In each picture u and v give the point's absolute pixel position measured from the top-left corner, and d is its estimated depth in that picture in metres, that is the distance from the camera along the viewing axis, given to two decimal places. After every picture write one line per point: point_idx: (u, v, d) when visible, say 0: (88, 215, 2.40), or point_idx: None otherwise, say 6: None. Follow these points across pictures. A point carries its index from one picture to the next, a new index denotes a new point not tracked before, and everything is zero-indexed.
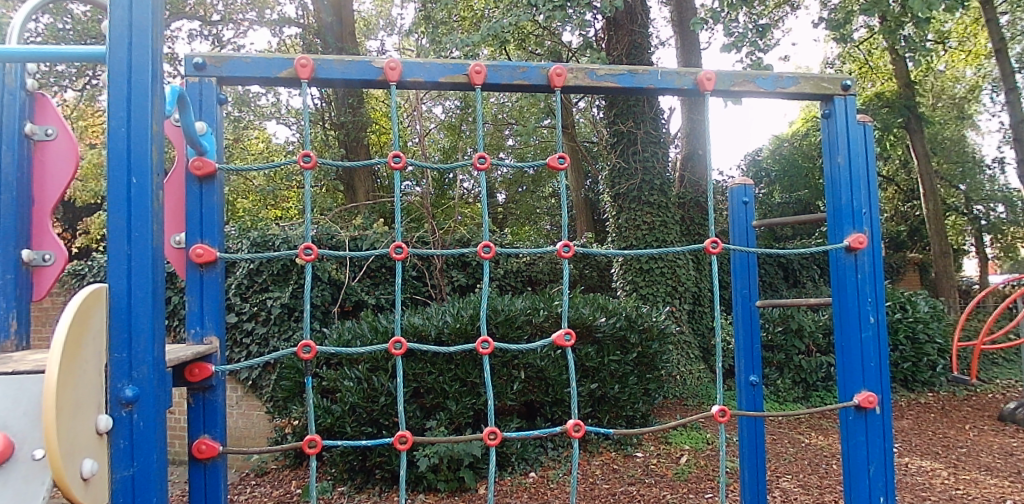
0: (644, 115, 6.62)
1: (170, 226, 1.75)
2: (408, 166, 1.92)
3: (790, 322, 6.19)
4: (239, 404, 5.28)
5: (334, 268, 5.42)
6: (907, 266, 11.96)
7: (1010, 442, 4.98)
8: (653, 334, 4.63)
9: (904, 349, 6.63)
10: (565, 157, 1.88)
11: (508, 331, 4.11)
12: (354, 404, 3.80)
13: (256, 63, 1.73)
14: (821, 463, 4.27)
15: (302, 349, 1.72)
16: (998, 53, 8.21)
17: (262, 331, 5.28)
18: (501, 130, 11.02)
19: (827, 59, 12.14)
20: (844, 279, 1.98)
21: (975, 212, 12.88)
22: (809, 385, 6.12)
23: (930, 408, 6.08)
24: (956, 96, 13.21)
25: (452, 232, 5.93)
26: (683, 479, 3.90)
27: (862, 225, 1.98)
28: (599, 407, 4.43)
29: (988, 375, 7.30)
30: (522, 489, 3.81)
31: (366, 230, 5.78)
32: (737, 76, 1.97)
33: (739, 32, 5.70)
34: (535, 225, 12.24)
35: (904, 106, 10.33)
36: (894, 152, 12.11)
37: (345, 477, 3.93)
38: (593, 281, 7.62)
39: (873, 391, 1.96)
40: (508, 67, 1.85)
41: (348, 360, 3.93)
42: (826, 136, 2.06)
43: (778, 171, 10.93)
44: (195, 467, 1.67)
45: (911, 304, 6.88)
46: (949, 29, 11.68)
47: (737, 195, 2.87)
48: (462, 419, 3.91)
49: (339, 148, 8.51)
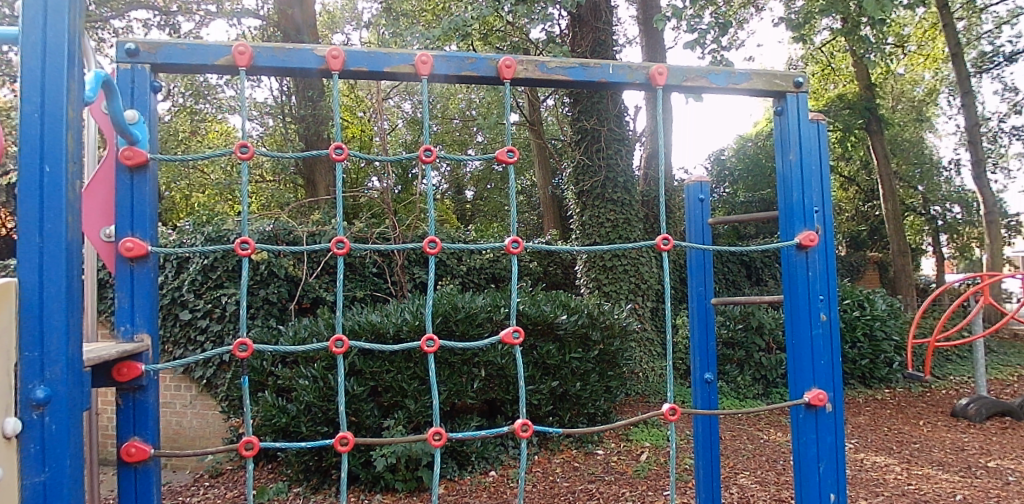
0: (608, 112, 6.63)
1: (100, 220, 1.67)
2: (352, 159, 1.84)
3: (750, 320, 6.33)
4: (194, 402, 5.14)
5: (291, 264, 5.33)
6: (866, 265, 12.13)
7: (962, 438, 5.11)
8: (615, 331, 4.64)
9: (862, 346, 6.80)
10: (513, 150, 1.83)
11: (468, 329, 4.08)
12: (309, 403, 3.71)
13: (192, 49, 1.66)
14: (778, 459, 4.35)
15: (238, 348, 1.63)
16: (955, 58, 8.49)
17: (217, 328, 5.15)
18: (468, 125, 11.06)
19: (791, 61, 12.41)
20: (796, 276, 1.99)
21: (932, 212, 13.44)
22: (769, 382, 6.23)
23: (887, 405, 6.25)
24: (915, 98, 13.64)
25: (414, 228, 5.88)
26: (643, 476, 3.91)
27: (812, 223, 2.00)
28: (560, 405, 4.44)
29: (943, 372, 7.56)
30: (481, 488, 3.78)
31: (325, 226, 5.70)
32: (689, 71, 1.97)
33: (700, 29, 5.76)
34: (502, 222, 12.28)
35: (864, 108, 10.57)
36: (856, 153, 12.46)
37: (301, 478, 3.84)
38: (557, 278, 7.67)
39: (823, 389, 1.98)
40: (455, 58, 1.80)
41: (304, 358, 3.85)
42: (778, 133, 2.08)
43: (740, 171, 11.19)
44: (125, 470, 1.60)
45: (869, 302, 7.08)
46: (908, 33, 11.95)
47: (693, 192, 2.87)
48: (421, 419, 3.86)
49: (300, 143, 8.39)
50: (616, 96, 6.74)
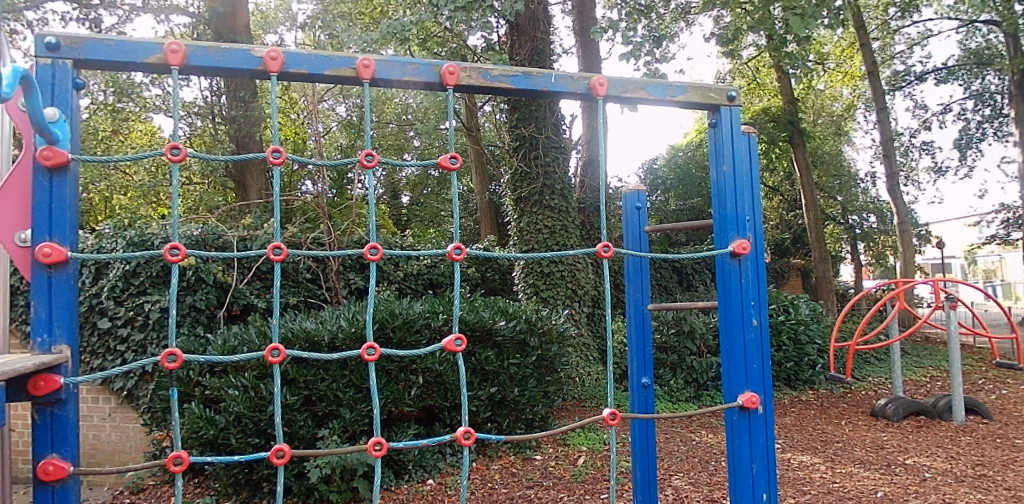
0: (546, 120, 6.78)
1: (13, 223, 1.56)
2: (291, 163, 1.80)
3: (683, 324, 6.54)
4: (113, 416, 4.84)
5: (220, 270, 5.12)
6: (789, 271, 12.84)
7: (881, 436, 5.40)
8: (552, 337, 4.70)
9: (787, 349, 7.18)
10: (455, 157, 1.84)
11: (406, 336, 4.04)
12: (239, 414, 3.58)
13: (119, 46, 1.59)
14: (710, 460, 4.52)
15: (167, 357, 1.57)
16: (871, 76, 9.15)
17: (138, 337, 4.87)
18: (405, 130, 10.99)
19: (720, 75, 13.01)
20: (730, 282, 2.09)
21: (850, 221, 14.35)
22: (700, 385, 6.47)
23: (811, 405, 6.62)
24: (834, 113, 14.56)
25: (350, 234, 5.78)
26: (580, 480, 3.97)
27: (745, 232, 2.11)
28: (498, 411, 4.47)
29: (863, 374, 8.08)
30: (418, 497, 3.73)
31: (256, 230, 5.51)
32: (628, 83, 2.04)
33: (636, 42, 5.97)
34: (440, 227, 12.24)
35: (788, 121, 11.22)
36: (780, 164, 13.18)
37: (230, 492, 3.69)
38: (495, 284, 7.71)
39: (755, 391, 2.09)
40: (398, 62, 1.80)
41: (233, 368, 3.70)
42: (713, 145, 2.18)
43: (673, 180, 11.62)
44: (41, 490, 1.50)
45: (793, 307, 7.49)
46: (828, 51, 12.76)
47: (630, 200, 2.97)
48: (357, 427, 3.79)
49: (230, 144, 8.08)
50: (554, 105, 6.87)
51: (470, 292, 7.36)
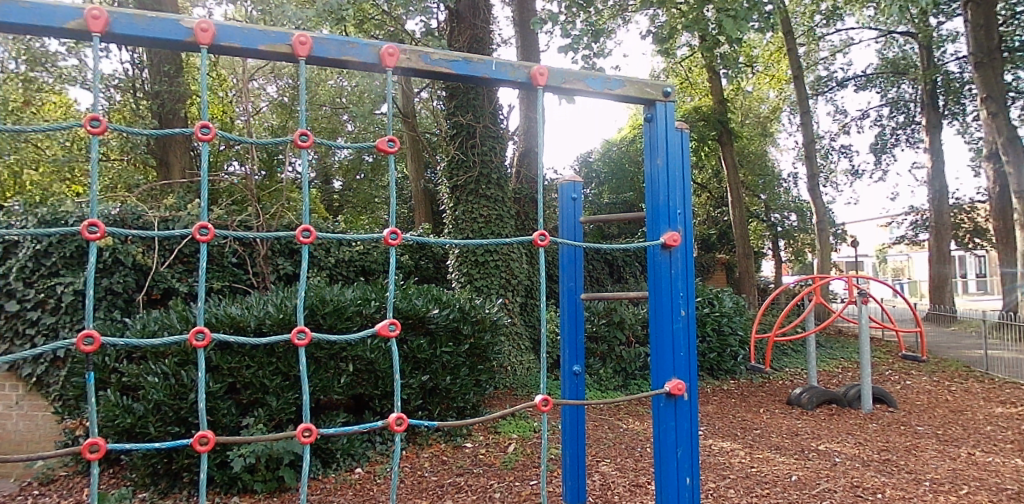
0: (484, 109, 6.81)
1: None
2: (221, 140, 1.72)
3: (613, 315, 6.76)
4: (20, 404, 4.50)
5: (140, 252, 4.83)
6: (714, 266, 13.45)
7: (795, 423, 5.74)
8: (485, 325, 4.69)
9: (710, 340, 7.51)
10: (394, 141, 1.80)
11: (336, 322, 3.95)
12: (158, 402, 3.39)
13: (32, 7, 1.46)
14: (636, 447, 4.67)
15: (83, 340, 1.47)
16: (796, 79, 9.67)
17: (50, 321, 4.53)
18: (339, 113, 10.72)
19: (654, 73, 13.38)
20: (660, 273, 2.16)
21: (772, 219, 15.15)
22: (628, 374, 6.66)
23: (731, 394, 6.96)
24: (760, 115, 15.28)
25: (280, 217, 5.59)
26: (510, 467, 4.00)
27: (675, 224, 2.18)
28: (430, 399, 4.45)
29: (779, 364, 8.55)
30: (346, 486, 3.67)
31: (179, 211, 5.25)
32: (568, 74, 2.06)
33: (575, 35, 6.05)
34: (372, 214, 12.06)
35: (717, 120, 11.69)
36: (708, 162, 13.74)
37: (148, 483, 3.51)
38: (428, 272, 7.67)
39: (682, 379, 2.17)
40: (335, 41, 1.75)
41: (153, 354, 3.51)
42: (647, 138, 2.24)
43: (606, 173, 11.91)
44: None
45: (717, 301, 7.86)
46: (757, 55, 13.37)
47: (566, 191, 3.01)
48: (283, 416, 3.69)
49: (152, 119, 7.64)
50: (492, 94, 6.87)
51: (403, 280, 7.29)
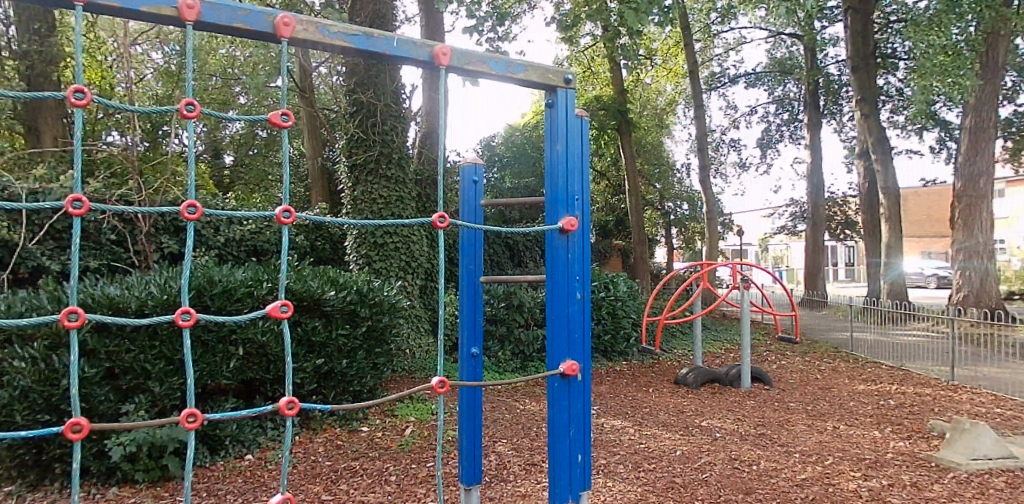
0: (385, 86, 6.68)
1: None
2: (97, 106, 1.58)
3: (512, 298, 6.91)
4: None
5: (5, 226, 4.40)
6: (612, 252, 14.02)
7: (682, 401, 6.14)
8: (384, 308, 4.67)
9: (605, 323, 7.87)
10: (287, 115, 1.75)
11: (226, 304, 3.80)
12: (26, 388, 3.13)
13: None
14: (531, 427, 4.83)
15: None
16: (692, 74, 10.20)
17: None
18: (231, 85, 10.16)
19: (559, 59, 13.60)
20: (557, 256, 2.24)
21: (668, 207, 15.99)
22: (526, 357, 6.83)
23: (624, 374, 7.33)
24: (658, 106, 15.83)
25: (162, 193, 5.26)
26: (407, 450, 4.02)
27: (573, 209, 2.26)
28: (324, 384, 4.40)
29: (669, 346, 9.09)
30: (236, 473, 3.56)
31: (49, 183, 4.82)
32: (470, 55, 2.08)
33: (479, 17, 6.07)
34: (265, 192, 11.59)
35: (617, 110, 12.06)
36: (608, 150, 14.19)
37: (14, 475, 3.25)
38: (324, 254, 7.49)
39: (575, 360, 2.27)
40: (225, 6, 1.66)
41: (19, 337, 3.23)
42: (549, 124, 2.30)
43: (509, 158, 12.09)
44: None
45: (612, 285, 8.24)
46: (657, 47, 13.88)
47: (468, 174, 3.03)
48: (167, 403, 3.54)
49: (16, 81, 6.91)
50: (394, 73, 6.77)
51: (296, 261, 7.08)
